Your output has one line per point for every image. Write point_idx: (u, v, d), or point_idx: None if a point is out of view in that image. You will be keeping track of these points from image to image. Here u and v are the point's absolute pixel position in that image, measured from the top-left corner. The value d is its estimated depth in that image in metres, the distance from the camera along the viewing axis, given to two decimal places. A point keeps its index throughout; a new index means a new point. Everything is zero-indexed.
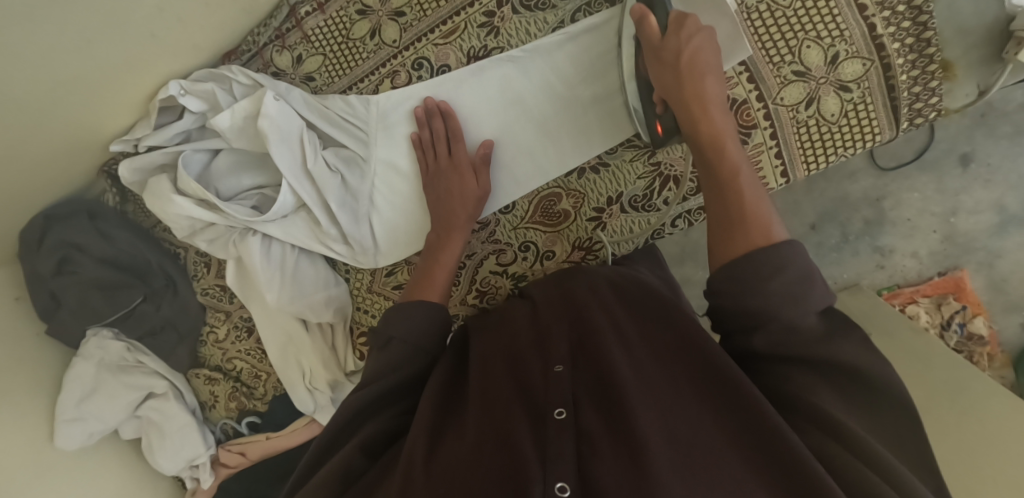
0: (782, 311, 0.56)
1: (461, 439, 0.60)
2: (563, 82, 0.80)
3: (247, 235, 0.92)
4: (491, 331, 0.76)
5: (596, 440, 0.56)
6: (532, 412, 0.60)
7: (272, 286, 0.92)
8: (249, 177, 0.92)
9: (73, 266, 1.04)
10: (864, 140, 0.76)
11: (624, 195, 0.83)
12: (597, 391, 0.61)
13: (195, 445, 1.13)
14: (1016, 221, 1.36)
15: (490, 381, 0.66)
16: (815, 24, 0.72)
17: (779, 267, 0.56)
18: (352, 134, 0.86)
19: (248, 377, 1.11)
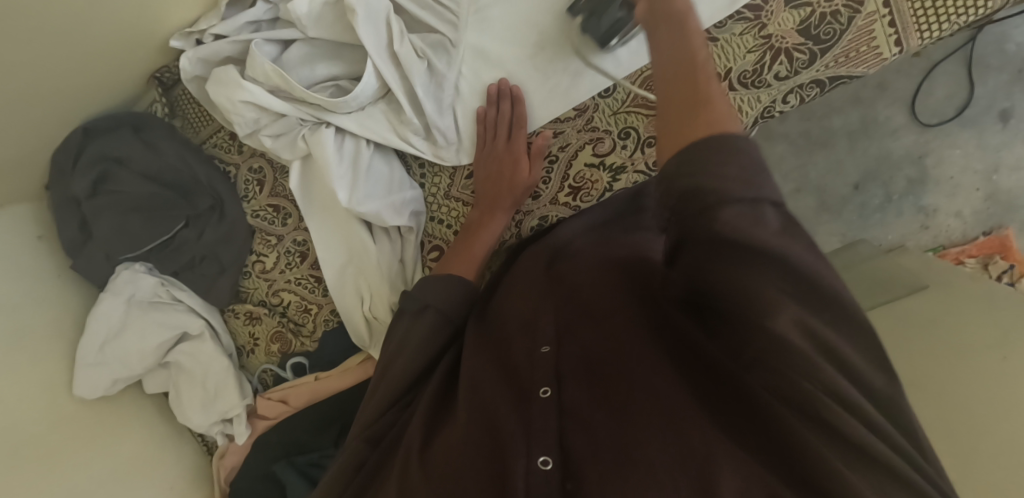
0: (722, 210, 0.42)
1: (457, 425, 0.62)
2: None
3: (320, 128, 0.86)
4: (487, 309, 0.76)
5: (578, 416, 0.55)
6: (520, 394, 0.60)
7: (344, 183, 0.86)
8: (324, 67, 0.86)
9: (112, 184, 0.97)
10: (980, 7, 0.73)
11: (733, 71, 0.80)
12: (578, 365, 0.59)
13: (229, 395, 1.00)
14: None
15: (481, 363, 0.66)
16: None
17: (721, 157, 0.44)
18: (442, 16, 0.84)
19: (296, 312, 1.00)
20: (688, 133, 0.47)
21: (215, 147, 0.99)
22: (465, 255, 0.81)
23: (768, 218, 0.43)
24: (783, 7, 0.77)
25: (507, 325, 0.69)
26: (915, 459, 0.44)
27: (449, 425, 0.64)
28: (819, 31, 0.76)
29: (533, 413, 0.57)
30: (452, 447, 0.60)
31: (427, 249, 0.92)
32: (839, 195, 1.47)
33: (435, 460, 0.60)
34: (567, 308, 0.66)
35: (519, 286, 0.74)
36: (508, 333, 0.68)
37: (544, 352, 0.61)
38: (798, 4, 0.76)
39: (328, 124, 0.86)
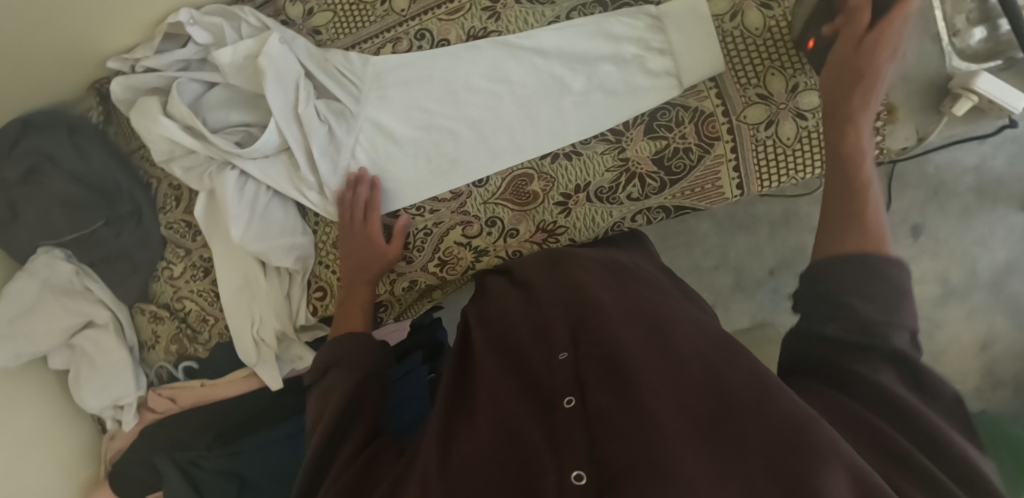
0: (881, 341, 0.60)
1: (475, 439, 0.63)
2: (547, 67, 0.86)
3: (225, 169, 0.94)
4: (491, 322, 0.81)
5: (604, 420, 0.58)
6: (542, 406, 0.63)
7: (239, 222, 0.93)
8: (238, 113, 0.95)
9: (42, 178, 1.05)
10: (813, 167, 0.83)
11: (591, 185, 0.87)
12: (599, 370, 0.64)
13: (124, 384, 1.11)
14: (954, 296, 1.44)
15: (494, 376, 0.70)
16: (775, 56, 0.81)
17: (850, 276, 0.63)
18: (345, 87, 0.91)
19: (195, 320, 1.09)
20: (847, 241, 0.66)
21: (143, 158, 1.08)
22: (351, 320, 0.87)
23: (882, 276, 0.62)
24: (641, 136, 0.84)
25: (515, 337, 0.75)
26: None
27: (464, 431, 0.66)
28: (670, 163, 0.84)
29: (559, 422, 0.60)
30: (470, 451, 0.62)
31: (312, 288, 1.01)
32: (754, 279, 1.52)
33: (455, 474, 0.60)
34: (578, 319, 0.72)
35: (530, 305, 0.79)
36: (520, 346, 0.73)
37: (563, 358, 0.66)
38: (654, 136, 0.84)
39: (235, 167, 0.95)
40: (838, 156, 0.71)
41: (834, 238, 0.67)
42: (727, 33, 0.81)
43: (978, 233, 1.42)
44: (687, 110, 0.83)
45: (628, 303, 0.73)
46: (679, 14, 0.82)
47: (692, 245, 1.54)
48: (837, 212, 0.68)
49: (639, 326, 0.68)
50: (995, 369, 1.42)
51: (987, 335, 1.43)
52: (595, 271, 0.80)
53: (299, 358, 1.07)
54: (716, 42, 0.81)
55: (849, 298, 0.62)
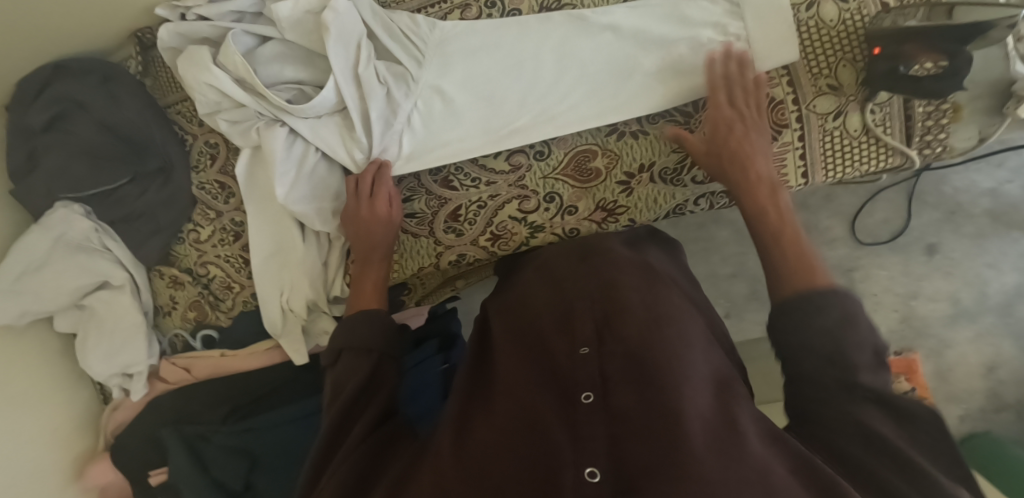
0: (843, 402, 0.59)
1: (491, 424, 0.63)
2: (618, 45, 0.85)
3: (275, 124, 0.91)
4: (508, 309, 0.79)
5: (626, 422, 0.58)
6: (561, 398, 0.63)
7: (284, 180, 0.90)
8: (292, 70, 0.91)
9: (68, 125, 1.00)
10: (878, 160, 0.83)
11: (655, 165, 0.86)
12: (622, 371, 0.63)
13: (136, 352, 1.04)
14: (964, 317, 1.43)
15: (512, 364, 0.69)
16: (847, 45, 0.81)
17: (814, 316, 0.64)
18: (408, 51, 0.89)
19: (219, 287, 1.04)
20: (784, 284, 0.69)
21: (179, 113, 1.03)
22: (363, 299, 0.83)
23: (838, 338, 0.62)
24: None
25: (537, 324, 0.73)
26: None
27: (477, 423, 0.65)
28: None
29: (581, 417, 0.59)
30: (484, 446, 0.61)
31: None
32: (770, 288, 1.50)
33: (469, 460, 0.60)
34: (604, 311, 0.69)
35: (551, 288, 0.76)
36: (542, 333, 0.71)
37: (586, 352, 0.65)
38: None
39: (285, 124, 0.91)
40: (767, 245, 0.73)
41: (776, 256, 0.72)
42: (802, 22, 0.82)
43: (991, 256, 1.42)
44: None
45: (655, 301, 0.71)
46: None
47: (710, 252, 1.51)
48: (768, 241, 0.73)
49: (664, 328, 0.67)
50: (1001, 392, 1.40)
51: (993, 358, 1.42)
52: (627, 267, 0.75)
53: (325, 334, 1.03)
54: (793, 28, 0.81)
55: (800, 349, 0.63)
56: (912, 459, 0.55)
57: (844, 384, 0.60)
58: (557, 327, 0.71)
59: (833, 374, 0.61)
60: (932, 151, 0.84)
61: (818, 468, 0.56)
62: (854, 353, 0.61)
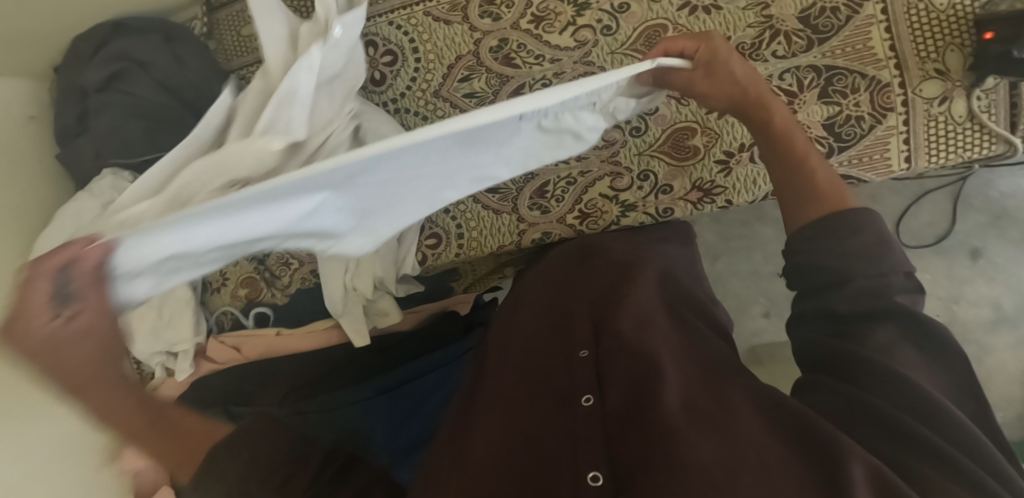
0: (873, 360, 0.53)
1: (493, 436, 0.62)
2: None
3: None
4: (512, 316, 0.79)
5: (619, 422, 0.57)
6: (558, 401, 0.62)
7: None
8: None
9: (124, 83, 0.94)
10: (977, 148, 0.82)
11: (756, 145, 0.83)
12: (615, 371, 0.62)
13: (183, 328, 0.97)
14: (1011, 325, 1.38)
15: (511, 374, 0.69)
16: (954, 28, 0.80)
17: (838, 233, 0.60)
18: None
19: (276, 263, 0.99)
20: (806, 211, 0.64)
21: (240, 77, 0.97)
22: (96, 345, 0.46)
23: (878, 286, 0.57)
24: (814, 100, 0.82)
25: (537, 332, 0.73)
26: (994, 463, 0.47)
27: (482, 429, 0.64)
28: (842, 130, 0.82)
29: (579, 419, 0.59)
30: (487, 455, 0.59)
31: (425, 235, 0.92)
32: None
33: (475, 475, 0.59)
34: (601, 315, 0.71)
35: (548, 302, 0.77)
36: (541, 339, 0.72)
37: (585, 354, 0.65)
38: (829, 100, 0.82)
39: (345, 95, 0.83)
40: (776, 174, 0.69)
41: (793, 209, 0.66)
42: (911, 6, 0.80)
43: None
44: (865, 78, 0.82)
45: (650, 299, 0.71)
46: None
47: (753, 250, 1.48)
48: (795, 188, 0.66)
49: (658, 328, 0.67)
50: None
51: None
52: (616, 265, 0.77)
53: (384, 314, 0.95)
54: (900, 12, 0.81)
55: (817, 271, 0.60)
56: (931, 401, 0.50)
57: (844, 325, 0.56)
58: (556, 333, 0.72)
59: (847, 313, 0.57)
60: None
61: (818, 428, 0.50)
62: (889, 276, 0.57)
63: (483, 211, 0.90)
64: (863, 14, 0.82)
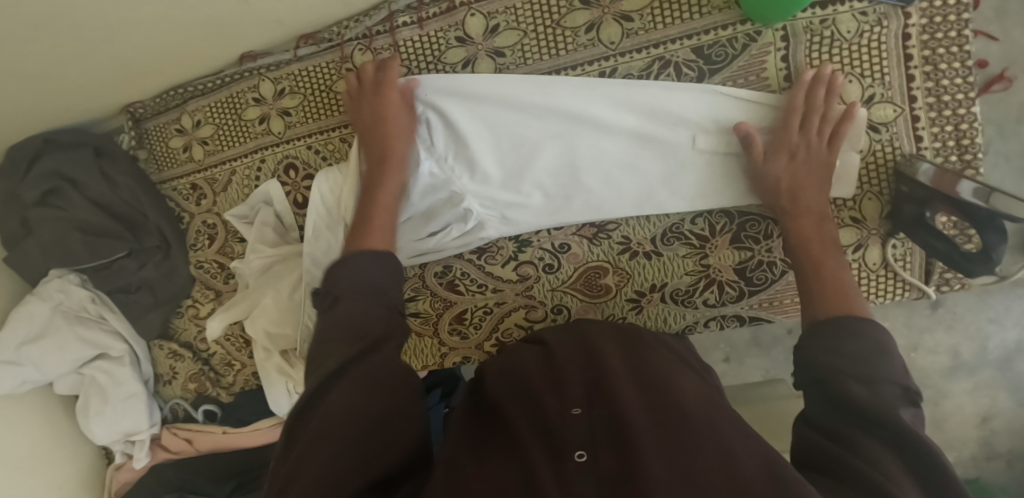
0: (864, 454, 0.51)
1: (476, 471, 0.56)
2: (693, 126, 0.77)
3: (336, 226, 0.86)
4: (509, 372, 0.75)
5: (619, 482, 0.51)
6: (550, 452, 0.57)
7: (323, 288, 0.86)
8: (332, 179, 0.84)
9: (60, 201, 0.96)
10: (892, 293, 0.84)
11: (668, 285, 0.85)
12: (611, 431, 0.58)
13: (139, 419, 1.06)
14: (963, 369, 1.16)
15: (508, 420, 0.65)
16: (880, 178, 0.78)
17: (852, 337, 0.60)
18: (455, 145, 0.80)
19: (220, 363, 1.04)
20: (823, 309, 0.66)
21: (174, 190, 1.00)
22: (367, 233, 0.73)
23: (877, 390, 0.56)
24: (727, 245, 0.82)
25: (533, 386, 0.70)
26: None
27: (466, 465, 0.57)
28: (753, 274, 0.83)
29: (570, 472, 0.53)
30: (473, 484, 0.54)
31: None
32: (772, 336, 1.22)
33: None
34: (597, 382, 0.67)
35: (545, 368, 0.74)
36: (537, 394, 0.68)
37: (577, 413, 0.61)
38: (740, 246, 0.82)
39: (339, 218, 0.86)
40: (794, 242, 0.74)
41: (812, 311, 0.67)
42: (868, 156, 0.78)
43: (995, 310, 1.12)
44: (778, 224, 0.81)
45: (646, 375, 0.69)
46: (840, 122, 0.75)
47: None
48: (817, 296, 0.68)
49: (651, 398, 0.63)
50: (992, 442, 1.18)
51: (987, 408, 1.17)
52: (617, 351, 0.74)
53: None
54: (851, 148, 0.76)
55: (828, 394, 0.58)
56: None
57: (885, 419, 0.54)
58: (552, 391, 0.68)
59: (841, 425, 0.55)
60: (950, 287, 0.83)
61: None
62: (887, 383, 0.56)
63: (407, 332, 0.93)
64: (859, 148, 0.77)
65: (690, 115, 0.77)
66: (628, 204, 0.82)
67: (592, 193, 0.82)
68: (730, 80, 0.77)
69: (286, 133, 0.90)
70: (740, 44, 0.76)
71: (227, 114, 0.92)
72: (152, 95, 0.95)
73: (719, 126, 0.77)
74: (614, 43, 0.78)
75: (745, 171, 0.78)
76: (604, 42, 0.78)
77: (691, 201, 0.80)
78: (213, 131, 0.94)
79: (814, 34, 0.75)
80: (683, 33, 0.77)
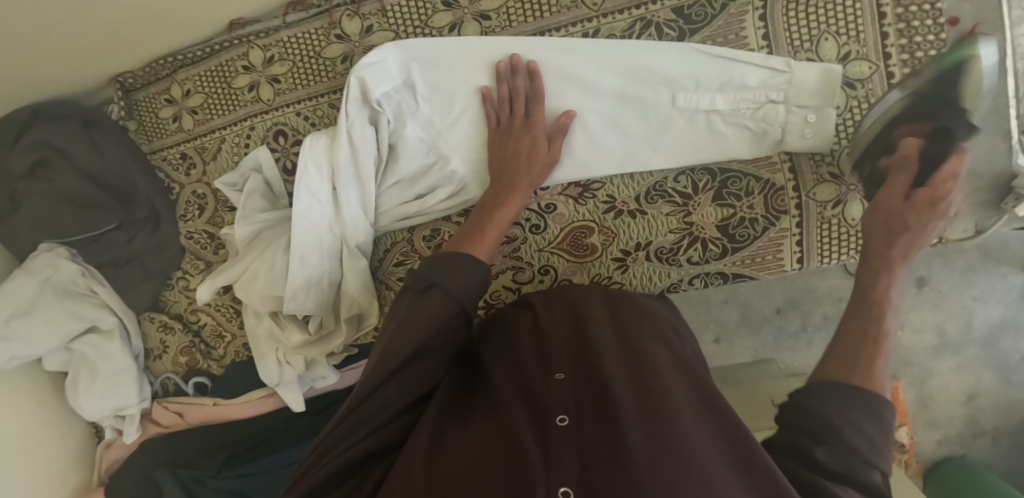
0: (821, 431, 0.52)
1: (464, 437, 0.59)
2: (677, 87, 0.80)
3: (325, 190, 0.87)
4: (494, 335, 0.78)
5: (597, 452, 0.55)
6: (534, 416, 0.60)
7: (314, 254, 0.87)
8: (322, 143, 0.86)
9: (49, 172, 0.96)
10: None
11: (652, 244, 0.86)
12: (593, 398, 0.61)
13: (128, 394, 1.05)
14: (948, 349, 1.20)
15: (492, 383, 0.67)
16: (857, 135, 0.80)
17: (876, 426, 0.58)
18: (447, 107, 0.85)
19: (211, 335, 1.04)
20: (851, 379, 0.62)
21: (163, 160, 1.00)
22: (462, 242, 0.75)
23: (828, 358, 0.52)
24: (709, 202, 0.84)
25: (517, 349, 0.72)
26: None
27: (453, 430, 0.61)
28: (735, 231, 0.84)
29: (553, 437, 0.56)
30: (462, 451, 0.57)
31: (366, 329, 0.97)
32: (762, 314, 1.23)
33: (440, 471, 0.55)
34: (582, 347, 0.70)
35: (532, 333, 0.75)
36: (521, 357, 0.70)
37: (561, 378, 0.64)
38: (723, 203, 0.83)
39: (329, 181, 0.87)
40: (851, 319, 0.69)
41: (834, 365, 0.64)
42: (848, 112, 0.79)
43: (978, 288, 1.18)
44: (758, 181, 0.82)
45: (626, 339, 0.71)
46: (812, 80, 0.78)
47: None
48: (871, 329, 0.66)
49: (632, 365, 0.66)
50: (978, 420, 1.21)
51: (973, 386, 1.21)
52: (601, 312, 0.76)
53: (322, 378, 1.03)
54: (826, 100, 0.78)
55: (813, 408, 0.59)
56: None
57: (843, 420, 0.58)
58: (536, 355, 0.70)
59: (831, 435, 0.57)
60: (927, 241, 0.84)
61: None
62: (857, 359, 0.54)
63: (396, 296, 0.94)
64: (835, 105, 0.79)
65: (670, 73, 0.80)
66: (613, 163, 0.84)
67: (576, 153, 0.84)
68: (710, 39, 0.79)
69: (275, 100, 0.92)
70: (719, 3, 0.79)
71: (216, 83, 0.94)
72: (141, 65, 0.96)
73: (697, 83, 0.80)
74: (596, 4, 0.80)
75: (725, 126, 0.81)
76: (587, 4, 0.81)
77: (672, 157, 0.82)
78: (203, 99, 0.95)
79: None
80: None
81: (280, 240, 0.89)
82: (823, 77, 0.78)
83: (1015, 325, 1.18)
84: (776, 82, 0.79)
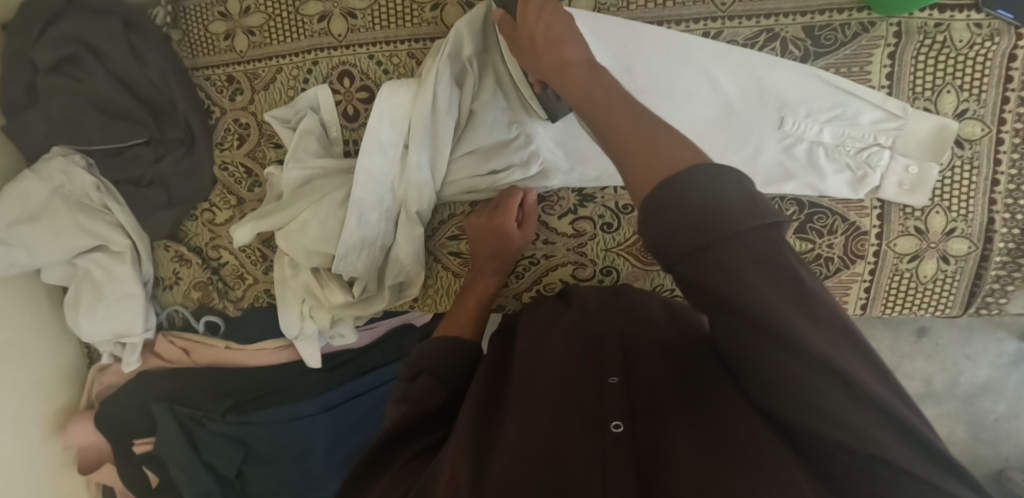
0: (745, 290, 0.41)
1: (515, 441, 0.57)
2: (790, 108, 0.76)
3: (393, 148, 0.80)
4: (537, 324, 0.74)
5: (653, 461, 0.53)
6: (589, 417, 0.57)
7: (370, 214, 0.82)
8: (398, 96, 0.77)
9: (78, 71, 0.87)
10: (934, 308, 0.84)
11: None
12: (648, 403, 0.58)
13: (133, 322, 0.97)
14: (929, 398, 1.12)
15: (539, 378, 0.64)
16: (952, 195, 0.78)
17: (719, 186, 0.42)
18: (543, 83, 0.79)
19: (231, 275, 0.97)
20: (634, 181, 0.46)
21: (207, 79, 0.91)
22: (455, 326, 0.79)
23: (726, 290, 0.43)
24: (791, 233, 0.81)
25: (564, 340, 0.68)
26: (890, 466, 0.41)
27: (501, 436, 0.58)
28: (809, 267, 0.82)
29: (607, 443, 0.54)
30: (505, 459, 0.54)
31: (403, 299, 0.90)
32: None
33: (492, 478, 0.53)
34: (635, 346, 0.66)
35: (578, 325, 0.71)
36: (570, 351, 0.67)
37: (614, 380, 0.61)
38: (803, 237, 0.81)
39: (400, 138, 0.79)
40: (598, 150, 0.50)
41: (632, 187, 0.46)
42: (950, 170, 0.78)
43: (972, 347, 1.09)
44: (845, 221, 0.80)
45: (679, 335, 0.68)
46: (925, 132, 0.75)
47: None
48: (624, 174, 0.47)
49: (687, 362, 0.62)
50: None
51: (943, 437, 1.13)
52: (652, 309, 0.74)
53: (340, 336, 0.97)
54: (936, 154, 0.76)
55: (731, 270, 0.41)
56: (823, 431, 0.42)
57: (759, 277, 0.41)
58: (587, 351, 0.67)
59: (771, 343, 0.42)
60: (988, 311, 0.83)
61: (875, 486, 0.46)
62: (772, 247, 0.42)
63: (443, 271, 0.89)
64: (942, 162, 0.77)
65: (785, 93, 0.76)
66: None
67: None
68: (833, 66, 0.76)
69: (347, 37, 0.84)
70: (852, 31, 0.74)
71: (281, 5, 0.85)
72: None
73: (811, 111, 0.76)
74: (725, 4, 0.75)
75: (828, 160, 0.77)
76: (715, 1, 0.75)
77: (765, 181, 0.79)
78: (264, 20, 0.86)
79: (926, 35, 0.74)
80: (797, 8, 0.74)
81: (336, 193, 0.82)
82: (936, 130, 0.75)
83: (997, 387, 1.09)
84: (888, 126, 0.76)
